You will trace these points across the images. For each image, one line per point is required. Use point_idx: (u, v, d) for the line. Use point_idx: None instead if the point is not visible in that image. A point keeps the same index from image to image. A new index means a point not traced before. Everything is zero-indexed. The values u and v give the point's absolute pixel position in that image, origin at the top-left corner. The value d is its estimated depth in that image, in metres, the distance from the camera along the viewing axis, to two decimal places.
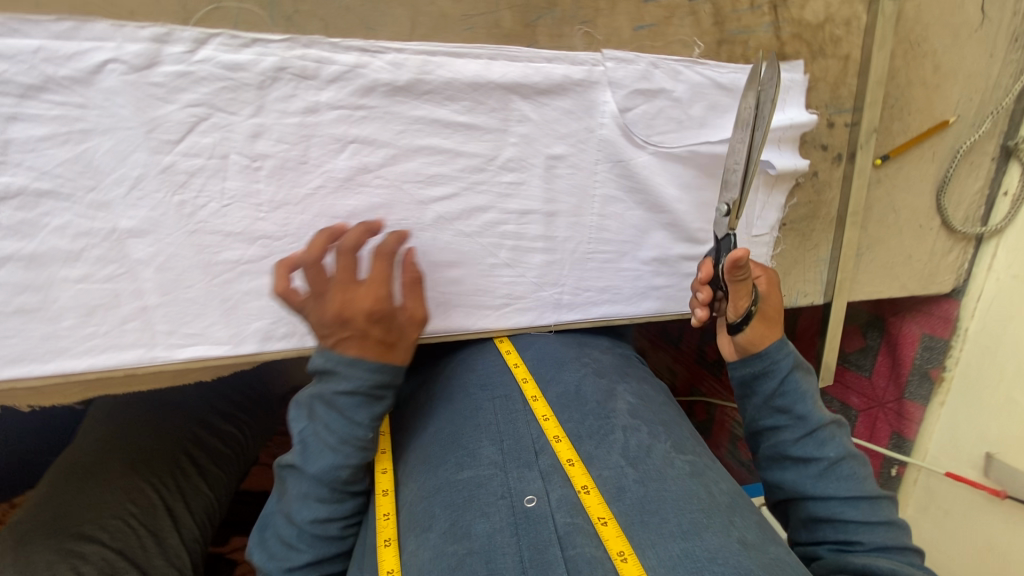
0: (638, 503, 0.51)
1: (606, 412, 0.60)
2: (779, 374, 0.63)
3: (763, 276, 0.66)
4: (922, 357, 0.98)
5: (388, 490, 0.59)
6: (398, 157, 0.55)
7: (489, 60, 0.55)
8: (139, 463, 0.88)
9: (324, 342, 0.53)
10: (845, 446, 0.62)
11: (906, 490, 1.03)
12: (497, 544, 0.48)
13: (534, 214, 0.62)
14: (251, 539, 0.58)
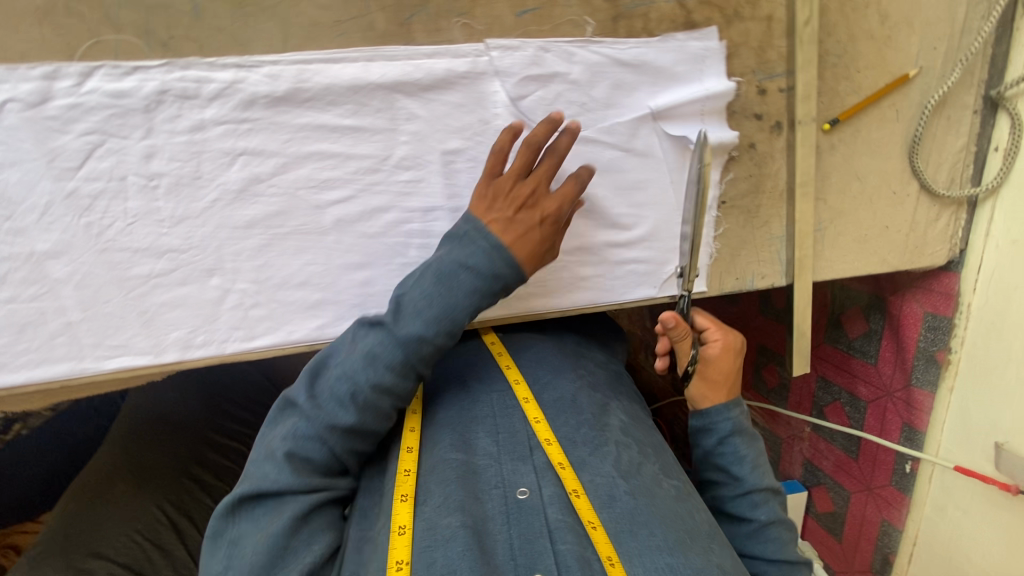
0: (628, 513, 0.55)
1: (599, 425, 0.64)
2: (718, 434, 0.73)
3: (719, 341, 0.75)
4: (927, 339, 0.89)
5: (412, 448, 0.64)
6: (288, 165, 0.57)
7: (367, 62, 0.55)
8: (144, 483, 0.99)
9: (501, 212, 0.58)
10: (777, 511, 0.71)
11: (921, 488, 0.93)
12: (490, 529, 0.54)
13: (438, 210, 0.62)
14: (294, 382, 0.59)
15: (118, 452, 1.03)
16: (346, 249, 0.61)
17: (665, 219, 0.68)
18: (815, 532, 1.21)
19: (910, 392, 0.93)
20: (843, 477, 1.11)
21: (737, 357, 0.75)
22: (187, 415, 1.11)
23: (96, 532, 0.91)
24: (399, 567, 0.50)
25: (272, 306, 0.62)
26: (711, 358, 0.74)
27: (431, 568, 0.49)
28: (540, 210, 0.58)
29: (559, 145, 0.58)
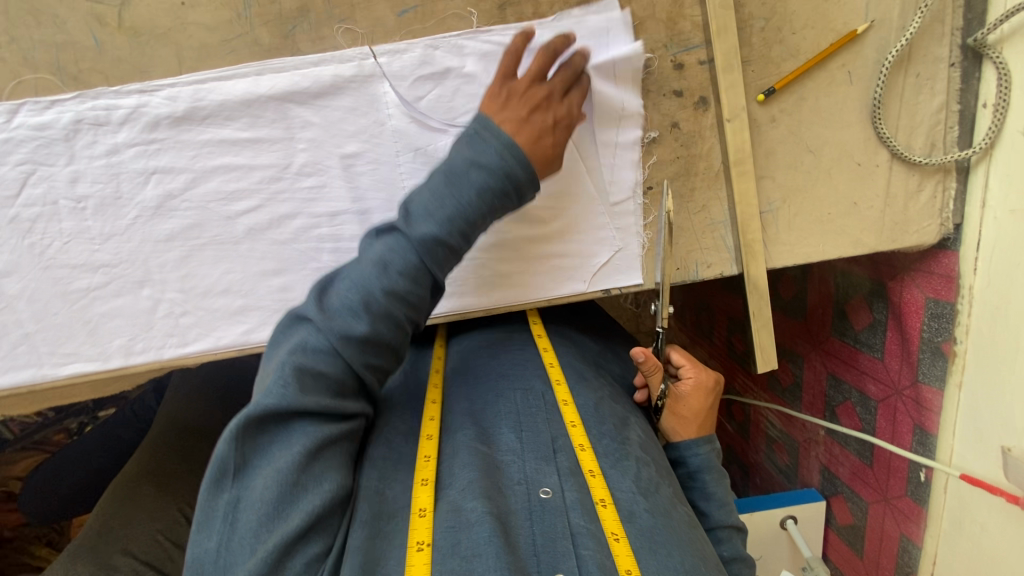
0: (651, 531, 0.49)
1: (621, 439, 0.58)
2: (687, 465, 0.68)
3: (693, 377, 0.70)
4: (931, 329, 0.78)
5: (432, 435, 0.59)
6: (197, 179, 0.61)
7: (256, 76, 0.58)
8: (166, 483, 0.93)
9: (514, 112, 0.54)
10: (745, 552, 0.64)
11: (936, 500, 0.81)
12: (511, 519, 0.49)
13: (344, 214, 0.63)
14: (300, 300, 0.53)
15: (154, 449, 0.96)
16: (260, 257, 0.64)
17: (584, 209, 0.66)
18: (837, 548, 1.07)
19: (918, 389, 0.82)
20: (859, 486, 0.99)
21: (712, 396, 0.70)
22: (210, 418, 1.01)
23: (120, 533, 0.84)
24: (420, 548, 0.47)
25: (199, 313, 0.66)
26: (683, 394, 0.69)
27: (454, 549, 0.46)
28: (554, 114, 0.55)
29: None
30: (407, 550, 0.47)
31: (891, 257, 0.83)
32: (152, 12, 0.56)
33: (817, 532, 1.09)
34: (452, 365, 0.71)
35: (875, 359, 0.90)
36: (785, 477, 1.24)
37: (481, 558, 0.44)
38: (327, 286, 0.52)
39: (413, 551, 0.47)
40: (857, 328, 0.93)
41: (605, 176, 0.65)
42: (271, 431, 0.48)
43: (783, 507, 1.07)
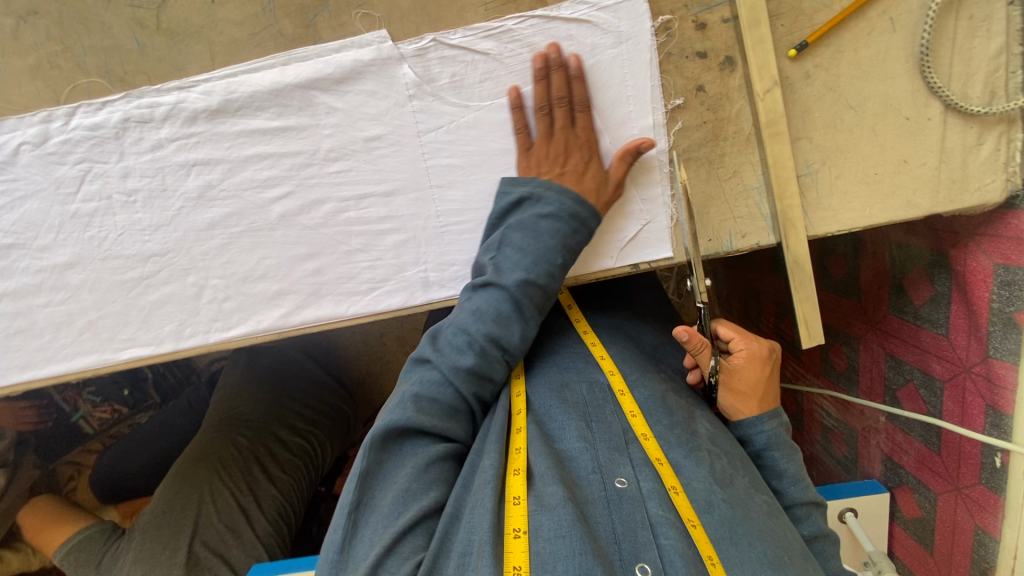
0: (728, 520, 0.51)
1: (692, 431, 0.59)
2: (755, 447, 0.65)
3: (744, 349, 0.66)
4: (1000, 298, 0.72)
5: (522, 427, 0.58)
6: (233, 168, 0.64)
7: (283, 66, 0.61)
8: (219, 469, 1.00)
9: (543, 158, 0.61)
10: (822, 525, 0.63)
11: (1016, 487, 0.74)
12: (592, 511, 0.51)
13: (371, 196, 0.65)
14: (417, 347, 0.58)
15: (205, 435, 1.06)
16: (293, 241, 0.66)
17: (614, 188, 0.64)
18: (904, 543, 0.99)
19: (989, 365, 0.75)
20: (928, 476, 0.91)
21: (767, 364, 0.66)
22: (254, 408, 1.10)
23: (183, 512, 0.95)
24: (517, 535, 0.49)
25: (240, 298, 0.69)
26: (735, 367, 0.66)
27: (538, 532, 0.48)
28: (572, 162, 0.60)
29: (586, 97, 0.60)
30: (505, 534, 0.49)
31: (951, 223, 0.77)
32: (188, 13, 0.61)
33: (881, 526, 1.00)
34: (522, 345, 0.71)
35: (939, 336, 0.83)
36: (845, 469, 1.16)
37: (567, 539, 0.46)
38: (504, 278, 0.57)
39: (511, 538, 0.48)
40: (918, 304, 0.86)
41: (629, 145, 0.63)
42: (424, 403, 0.54)
43: (843, 499, 0.98)
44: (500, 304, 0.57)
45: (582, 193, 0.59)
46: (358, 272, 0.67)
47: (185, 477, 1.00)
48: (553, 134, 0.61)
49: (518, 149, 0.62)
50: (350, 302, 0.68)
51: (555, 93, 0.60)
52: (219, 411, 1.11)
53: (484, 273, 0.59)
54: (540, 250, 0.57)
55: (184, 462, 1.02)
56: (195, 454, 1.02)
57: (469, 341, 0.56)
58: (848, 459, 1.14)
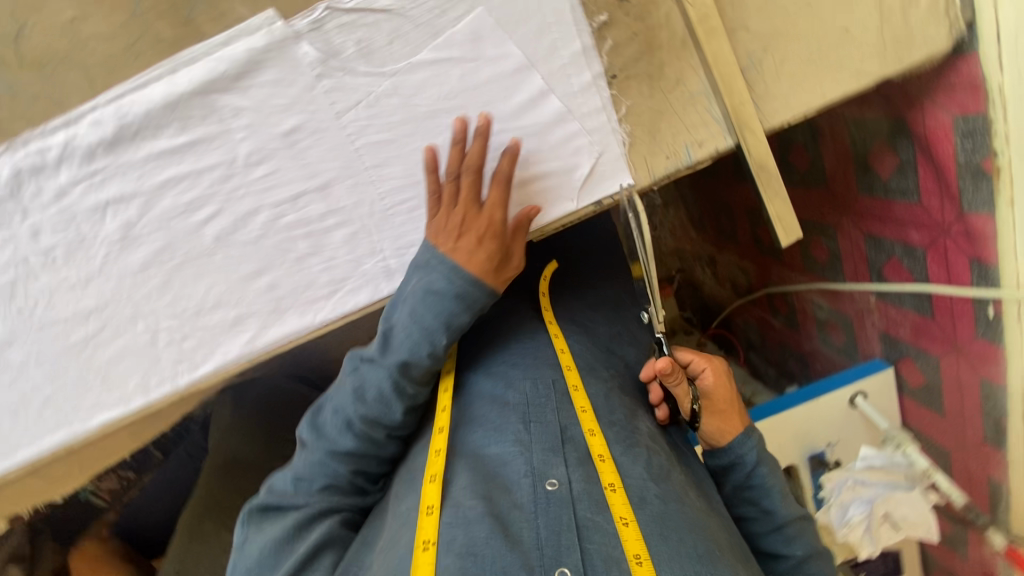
0: (660, 514, 0.52)
1: (632, 427, 0.63)
2: (746, 468, 0.67)
3: (709, 367, 0.71)
4: (965, 150, 0.70)
5: (440, 448, 0.60)
6: (151, 199, 0.59)
7: (171, 73, 0.54)
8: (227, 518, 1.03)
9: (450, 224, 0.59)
10: (815, 543, 0.66)
11: (1015, 330, 0.74)
12: (514, 517, 0.50)
13: (307, 193, 0.60)
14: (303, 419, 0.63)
15: (209, 483, 1.08)
16: (238, 261, 0.62)
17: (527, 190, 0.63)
18: (916, 412, 1.00)
19: (966, 221, 0.74)
20: (925, 343, 0.92)
21: (727, 380, 0.72)
22: (249, 452, 1.12)
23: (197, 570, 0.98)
24: (426, 548, 0.48)
25: (199, 333, 0.65)
26: (710, 389, 0.70)
27: (453, 545, 0.48)
28: (473, 232, 0.58)
29: (503, 170, 0.59)
30: (414, 547, 0.49)
31: (902, 87, 0.75)
32: (48, 38, 0.54)
33: (890, 400, 1.03)
34: (474, 347, 0.74)
35: (912, 204, 0.82)
36: (847, 356, 1.18)
37: (479, 557, 0.46)
38: (385, 357, 0.58)
39: (419, 551, 0.48)
40: (886, 178, 0.85)
41: (563, 75, 0.60)
42: (304, 480, 0.59)
43: (850, 386, 1.01)
44: (380, 385, 0.58)
45: (477, 275, 0.58)
46: (315, 277, 0.64)
47: (197, 531, 1.03)
48: (460, 206, 0.59)
49: (431, 213, 0.61)
50: (315, 309, 0.66)
51: (465, 164, 0.58)
52: (216, 461, 1.11)
53: (375, 343, 0.60)
54: (417, 330, 0.57)
55: (192, 517, 1.05)
56: (200, 508, 1.05)
57: (348, 422, 0.59)
58: (850, 347, 1.15)
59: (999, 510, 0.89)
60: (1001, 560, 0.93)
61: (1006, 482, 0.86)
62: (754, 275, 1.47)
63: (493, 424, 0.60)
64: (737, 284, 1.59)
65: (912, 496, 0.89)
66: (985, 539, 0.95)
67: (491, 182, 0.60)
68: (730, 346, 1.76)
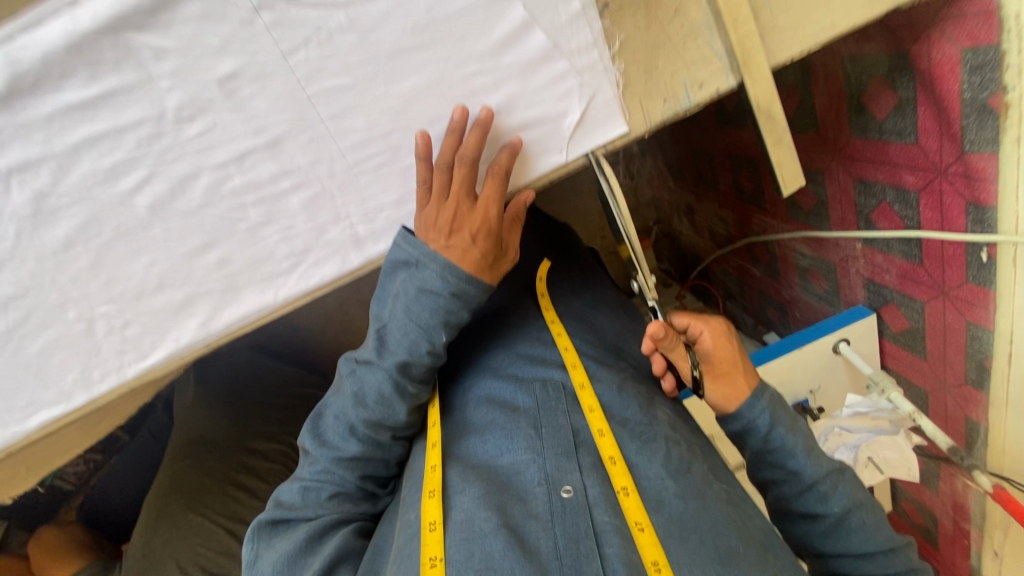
0: (677, 516, 0.53)
1: (648, 420, 0.64)
2: (760, 432, 0.67)
3: (707, 331, 0.70)
4: (971, 87, 0.66)
5: (435, 464, 0.61)
6: (65, 164, 0.49)
7: (70, 7, 0.44)
8: (191, 500, 1.06)
9: (440, 220, 0.56)
10: (852, 495, 0.65)
11: (1005, 275, 0.73)
12: (532, 527, 0.52)
13: (254, 151, 0.52)
14: (305, 427, 0.66)
15: (174, 469, 1.12)
16: (181, 234, 0.54)
17: (520, 160, 0.59)
18: (896, 355, 1.02)
19: (966, 162, 0.71)
20: (911, 288, 0.91)
21: (731, 339, 0.71)
22: (218, 426, 1.19)
23: (163, 553, 0.98)
24: (434, 563, 0.50)
25: (144, 319, 0.57)
26: (711, 352, 0.69)
27: (469, 562, 0.48)
28: (467, 229, 0.57)
29: (501, 163, 0.56)
30: (422, 563, 0.50)
31: (908, 15, 0.69)
32: None
33: (871, 343, 1.04)
34: (475, 356, 0.77)
35: (908, 145, 0.79)
36: (828, 303, 1.17)
37: (497, 572, 0.47)
38: (382, 359, 0.61)
39: (427, 566, 0.49)
40: (881, 117, 0.81)
41: (548, 3, 0.52)
42: (312, 490, 0.61)
43: (832, 333, 1.01)
44: (381, 386, 0.61)
45: (471, 272, 0.57)
46: (273, 250, 0.57)
47: (160, 515, 1.05)
48: (457, 199, 0.56)
49: (421, 203, 0.57)
50: (275, 286, 0.58)
51: (462, 153, 0.54)
52: (184, 441, 1.18)
53: (371, 349, 0.62)
54: (415, 329, 0.59)
55: (155, 499, 1.08)
56: (163, 491, 1.08)
57: (355, 425, 0.62)
58: (829, 295, 1.15)
59: (975, 447, 0.93)
60: (973, 491, 0.97)
61: (984, 420, 0.88)
62: (733, 225, 1.44)
63: (504, 430, 0.62)
64: (715, 234, 1.57)
65: (896, 439, 0.88)
66: (955, 473, 0.99)
67: (488, 175, 0.57)
68: (708, 296, 1.77)
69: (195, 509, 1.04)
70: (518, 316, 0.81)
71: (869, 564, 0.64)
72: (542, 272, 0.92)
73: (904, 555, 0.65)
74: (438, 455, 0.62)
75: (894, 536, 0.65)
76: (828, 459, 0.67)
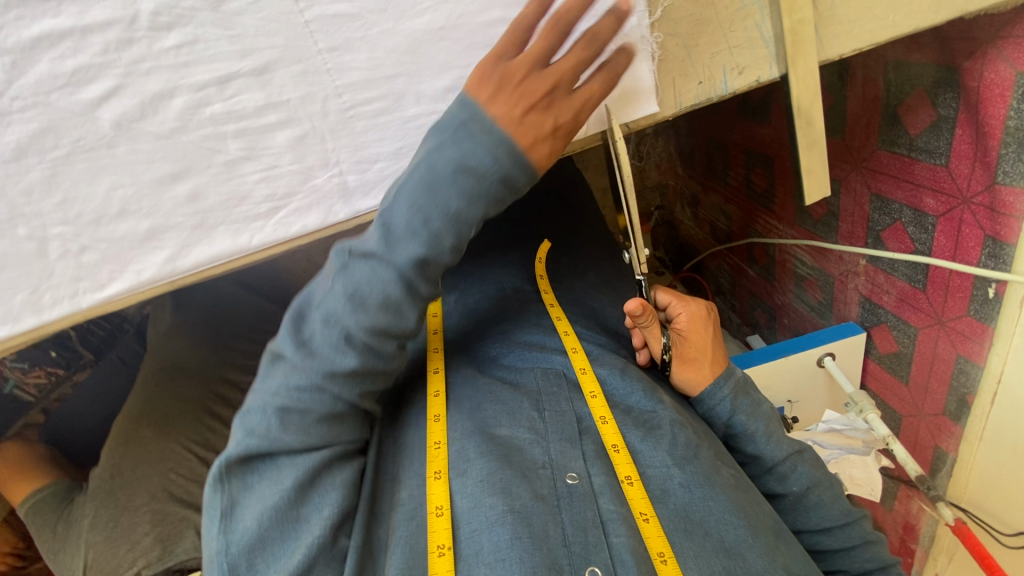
0: (683, 508, 0.51)
1: (652, 405, 0.61)
2: (720, 419, 0.66)
3: (685, 312, 0.69)
4: (1017, 113, 0.62)
5: (440, 442, 0.58)
6: (19, 62, 0.43)
7: None
8: (165, 426, 1.04)
9: (535, 93, 0.46)
10: (810, 474, 0.64)
11: (1010, 314, 0.72)
12: (537, 509, 0.50)
13: (239, 77, 0.46)
14: (283, 326, 0.53)
15: (148, 392, 1.10)
16: (149, 159, 0.48)
17: None
18: (878, 376, 1.01)
19: (995, 193, 0.68)
20: (908, 313, 0.89)
21: (708, 325, 0.70)
22: (193, 356, 1.16)
23: (134, 475, 0.98)
24: (443, 553, 0.48)
25: (103, 248, 0.51)
26: (684, 333, 0.69)
27: (480, 557, 0.47)
28: (555, 119, 0.48)
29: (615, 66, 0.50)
30: (429, 553, 0.48)
31: (967, 27, 0.64)
32: None
33: (856, 363, 1.03)
34: (473, 336, 0.74)
35: (938, 168, 0.75)
36: (819, 314, 1.16)
37: (505, 563, 0.45)
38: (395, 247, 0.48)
39: (434, 557, 0.48)
40: (913, 133, 0.76)
41: None
42: (295, 414, 0.51)
43: (821, 346, 1.00)
44: (390, 285, 0.49)
45: (534, 166, 0.49)
46: (251, 189, 0.52)
47: (131, 438, 1.03)
48: (556, 81, 0.47)
49: (506, 56, 0.47)
50: (250, 230, 0.53)
51: (599, 30, 0.47)
52: (157, 366, 1.16)
53: (376, 234, 0.49)
54: (437, 213, 0.47)
55: (127, 422, 1.06)
56: (135, 415, 1.07)
57: (347, 333, 0.50)
58: (821, 306, 1.13)
59: (938, 475, 0.94)
60: (927, 514, 0.99)
61: (954, 451, 0.89)
62: (737, 221, 1.40)
63: (506, 406, 0.60)
64: (717, 229, 1.53)
65: (865, 459, 0.90)
66: (913, 496, 1.01)
67: (598, 69, 0.48)
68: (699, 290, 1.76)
69: (169, 435, 1.03)
70: (519, 296, 0.79)
71: (828, 539, 0.63)
72: (541, 254, 0.90)
73: (861, 526, 0.64)
74: (441, 431, 0.59)
75: (850, 508, 0.64)
76: (788, 439, 0.66)
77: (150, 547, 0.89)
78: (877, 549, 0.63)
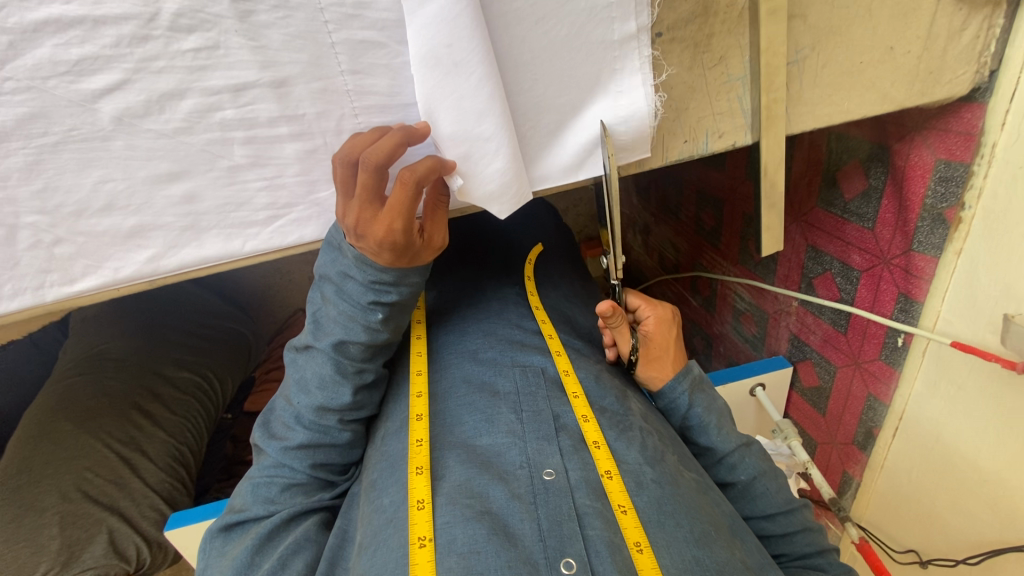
0: (657, 501, 0.56)
1: (624, 410, 0.67)
2: (681, 410, 0.72)
3: (653, 316, 0.74)
4: (934, 194, 0.74)
5: (422, 439, 0.61)
6: (18, 44, 0.40)
7: None
8: (86, 420, 1.13)
9: (348, 220, 0.52)
10: (757, 464, 0.71)
11: (912, 362, 0.84)
12: (514, 507, 0.53)
13: (254, 87, 0.46)
14: (256, 428, 0.67)
15: (69, 382, 1.20)
16: (147, 156, 0.47)
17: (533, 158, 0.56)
18: (800, 407, 1.13)
19: (910, 258, 0.79)
20: (830, 352, 1.00)
21: (672, 325, 0.75)
22: (108, 343, 1.28)
23: (43, 472, 1.05)
24: (423, 544, 0.50)
25: (80, 241, 0.49)
26: (650, 335, 0.74)
27: (452, 546, 0.49)
28: (374, 235, 0.52)
29: (415, 172, 0.49)
30: (410, 545, 0.50)
31: (900, 115, 0.74)
32: None
33: (781, 391, 1.15)
34: (452, 335, 0.77)
35: (865, 230, 0.86)
36: (752, 346, 1.27)
37: (481, 555, 0.48)
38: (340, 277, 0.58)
39: (415, 548, 0.50)
40: (848, 198, 0.87)
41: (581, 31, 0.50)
42: (264, 487, 0.61)
43: (754, 377, 1.10)
44: (344, 333, 0.60)
45: (390, 263, 0.56)
46: (251, 196, 0.51)
47: (43, 431, 1.11)
48: (383, 200, 0.51)
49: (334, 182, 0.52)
50: (244, 236, 0.53)
51: (369, 155, 0.47)
52: (94, 359, 1.24)
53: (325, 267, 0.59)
54: (349, 306, 0.59)
55: (43, 418, 1.13)
56: (48, 412, 1.14)
57: (310, 403, 0.62)
58: (756, 340, 1.24)
59: (845, 497, 1.07)
60: (832, 532, 1.12)
61: (858, 476, 1.02)
62: (684, 253, 1.51)
63: (483, 413, 0.63)
64: (665, 258, 1.64)
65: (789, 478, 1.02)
66: (820, 515, 1.14)
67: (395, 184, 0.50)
68: None
69: (88, 430, 1.12)
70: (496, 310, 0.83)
71: (771, 525, 0.70)
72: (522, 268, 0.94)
73: (802, 514, 0.71)
74: (424, 429, 0.62)
75: (793, 497, 0.71)
76: (739, 433, 0.73)
77: (59, 551, 0.97)
78: (817, 537, 0.70)
